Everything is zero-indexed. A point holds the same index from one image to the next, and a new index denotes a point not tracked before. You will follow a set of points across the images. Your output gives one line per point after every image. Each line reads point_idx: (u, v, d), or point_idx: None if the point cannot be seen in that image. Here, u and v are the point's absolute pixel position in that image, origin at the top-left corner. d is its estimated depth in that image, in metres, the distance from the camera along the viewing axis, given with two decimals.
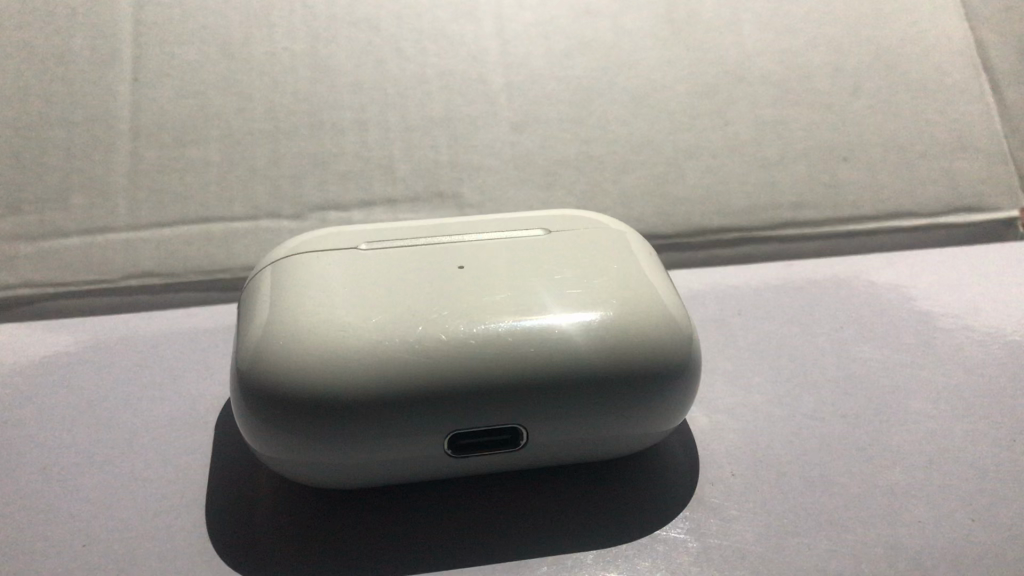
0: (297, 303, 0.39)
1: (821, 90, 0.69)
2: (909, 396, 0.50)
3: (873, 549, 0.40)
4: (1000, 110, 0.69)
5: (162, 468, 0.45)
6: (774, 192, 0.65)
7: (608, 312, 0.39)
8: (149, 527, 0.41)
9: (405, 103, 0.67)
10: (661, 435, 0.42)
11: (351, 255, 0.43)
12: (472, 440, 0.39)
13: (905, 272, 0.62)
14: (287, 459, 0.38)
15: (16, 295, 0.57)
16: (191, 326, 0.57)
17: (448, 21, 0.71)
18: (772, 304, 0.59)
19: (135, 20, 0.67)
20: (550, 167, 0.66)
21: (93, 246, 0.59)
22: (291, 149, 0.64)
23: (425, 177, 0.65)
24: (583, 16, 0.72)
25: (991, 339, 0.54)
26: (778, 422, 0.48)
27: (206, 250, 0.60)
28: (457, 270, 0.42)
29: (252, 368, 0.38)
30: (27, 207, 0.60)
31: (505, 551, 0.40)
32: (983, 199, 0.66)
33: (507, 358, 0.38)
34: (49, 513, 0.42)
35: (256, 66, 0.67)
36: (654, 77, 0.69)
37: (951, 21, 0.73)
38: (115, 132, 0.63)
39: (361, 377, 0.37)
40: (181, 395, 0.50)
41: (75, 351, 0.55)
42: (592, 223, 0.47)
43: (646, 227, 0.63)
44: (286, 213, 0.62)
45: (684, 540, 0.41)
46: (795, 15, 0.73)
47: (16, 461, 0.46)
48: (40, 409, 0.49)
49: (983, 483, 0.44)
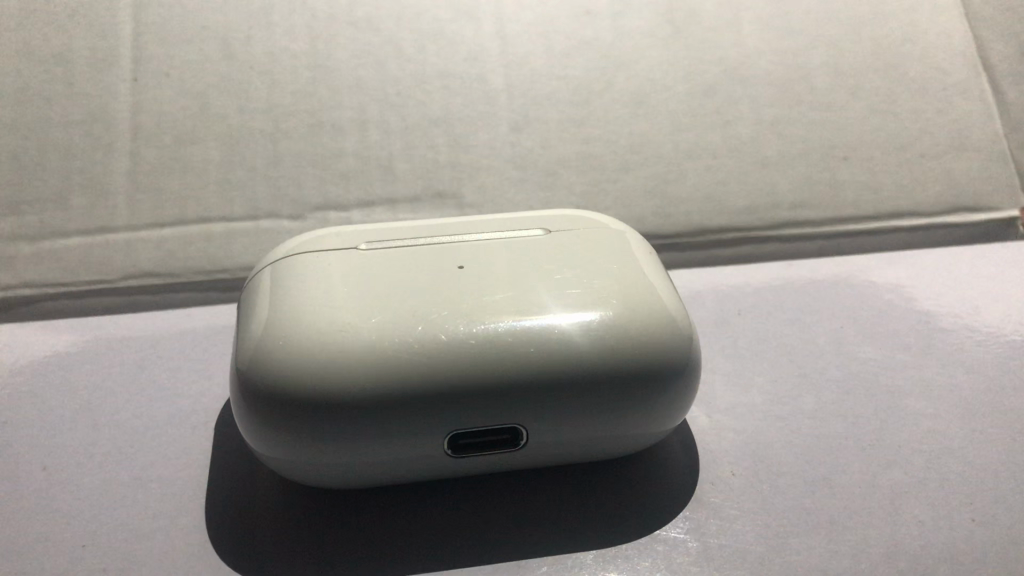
0: (296, 303, 0.39)
1: (821, 90, 0.69)
2: (909, 396, 0.50)
3: (874, 550, 0.40)
4: (999, 110, 0.69)
5: (163, 468, 0.45)
6: (774, 192, 0.65)
7: (608, 312, 0.39)
8: (149, 527, 0.41)
9: (405, 103, 0.67)
10: (661, 435, 0.42)
11: (351, 255, 0.43)
12: (472, 440, 0.39)
13: (905, 272, 0.62)
14: (287, 459, 0.38)
15: (15, 295, 0.57)
16: (191, 326, 0.57)
17: (448, 21, 0.71)
18: (772, 304, 0.59)
19: (134, 20, 0.67)
20: (550, 167, 0.66)
21: (92, 246, 0.59)
22: (291, 149, 0.64)
23: (425, 177, 0.65)
24: (583, 16, 0.72)
25: (992, 339, 0.55)
26: (779, 422, 0.48)
27: (206, 250, 0.60)
28: (456, 270, 0.42)
29: (251, 368, 0.38)
30: (27, 206, 0.60)
31: (505, 551, 0.40)
32: (982, 199, 0.66)
33: (507, 358, 0.38)
34: (49, 513, 0.42)
35: (255, 66, 0.67)
36: (654, 77, 0.69)
37: (951, 21, 0.73)
38: (114, 132, 0.63)
39: (361, 377, 0.37)
40: (181, 394, 0.50)
41: (75, 351, 0.54)
42: (592, 223, 0.47)
43: (645, 227, 0.63)
44: (285, 213, 0.62)
45: (684, 539, 0.41)
46: (795, 15, 0.73)
47: (16, 461, 0.46)
48: (40, 409, 0.49)
49: (984, 483, 0.44)
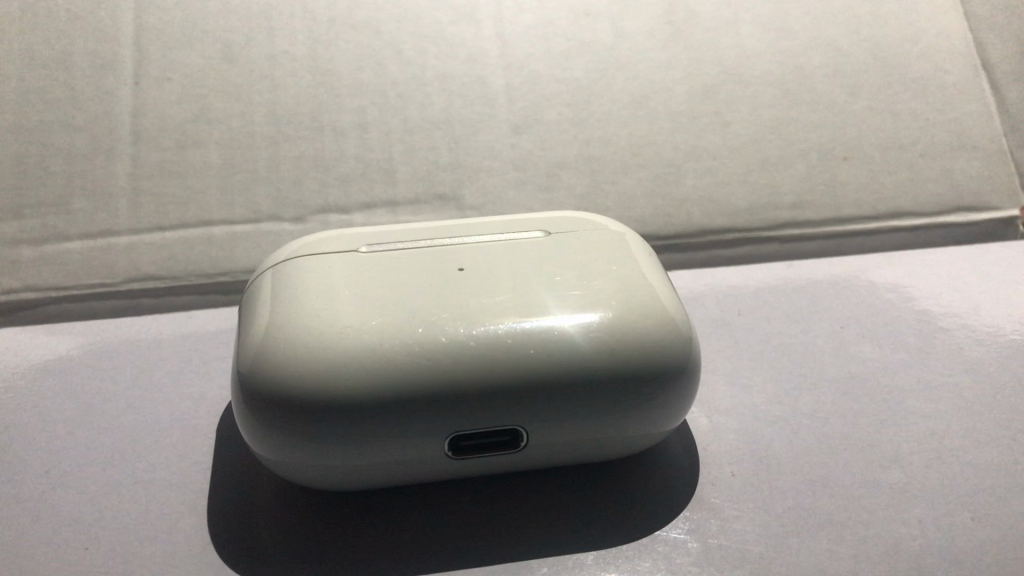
0: (297, 306, 0.39)
1: (820, 90, 0.69)
2: (908, 396, 0.50)
3: (873, 549, 0.40)
4: (1000, 110, 0.70)
5: (163, 470, 0.45)
6: (774, 192, 0.65)
7: (606, 313, 0.39)
8: (150, 528, 0.42)
9: (406, 105, 0.67)
10: (661, 435, 0.42)
11: (351, 257, 0.43)
12: (472, 441, 0.39)
13: (906, 272, 0.62)
14: (289, 462, 0.39)
15: (19, 298, 0.58)
16: (192, 328, 0.57)
17: (448, 23, 0.71)
18: (773, 305, 0.59)
19: (135, 24, 0.67)
20: (550, 168, 0.66)
21: (94, 249, 0.60)
22: (292, 152, 0.64)
23: (425, 178, 0.65)
24: (583, 17, 0.72)
25: (992, 339, 0.55)
26: (779, 422, 0.49)
27: (207, 253, 0.60)
28: (457, 271, 0.42)
29: (252, 370, 0.38)
30: (28, 210, 0.60)
31: (506, 551, 0.41)
32: (982, 199, 0.66)
33: (507, 359, 0.38)
34: (50, 515, 0.43)
35: (257, 69, 0.67)
36: (655, 78, 0.70)
37: (950, 21, 0.73)
38: (115, 135, 0.63)
39: (361, 378, 0.37)
40: (184, 396, 0.51)
41: (77, 354, 0.55)
42: (591, 224, 0.47)
43: (645, 228, 0.63)
44: (286, 216, 0.62)
45: (685, 540, 0.41)
46: (794, 15, 0.73)
47: (17, 464, 0.46)
48: (41, 413, 0.50)
49: (985, 483, 0.44)
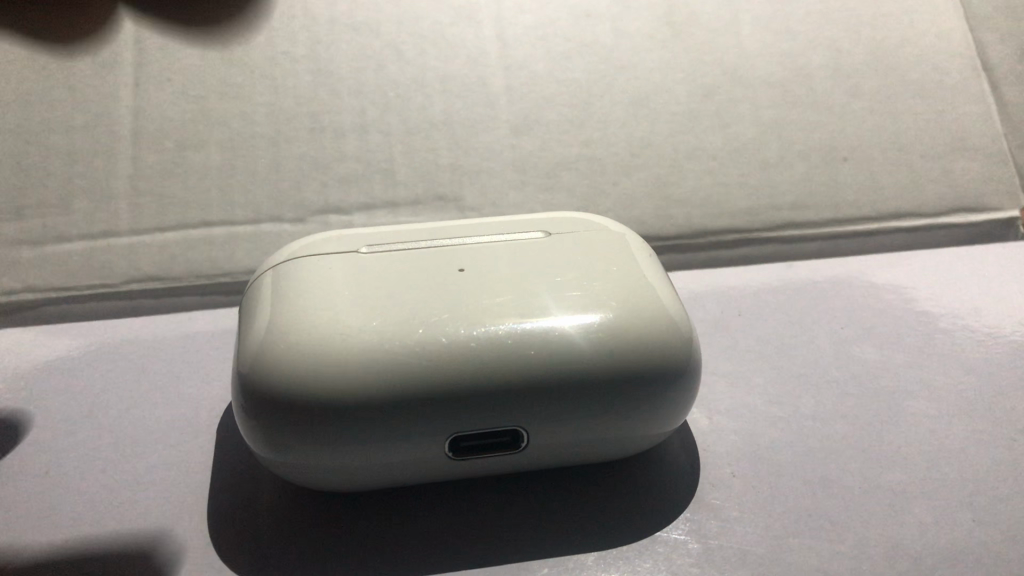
0: (297, 307, 0.39)
1: (820, 91, 0.69)
2: (907, 396, 0.50)
3: (875, 550, 0.40)
4: (999, 110, 0.70)
5: (164, 471, 0.45)
6: (774, 192, 0.65)
7: (607, 315, 0.39)
8: (150, 530, 0.42)
9: (406, 105, 0.67)
10: (662, 436, 0.42)
11: (352, 257, 0.43)
12: (472, 442, 0.39)
13: (906, 273, 0.62)
14: (289, 462, 0.39)
15: (18, 299, 0.58)
16: (192, 329, 0.57)
17: (448, 24, 0.71)
18: (773, 305, 0.59)
19: (136, 26, 0.68)
20: (550, 169, 0.66)
21: (95, 250, 0.59)
22: (292, 152, 0.64)
23: (425, 178, 0.65)
24: (583, 18, 0.73)
25: (992, 339, 0.55)
26: (779, 423, 0.49)
27: (207, 254, 0.60)
28: (457, 272, 0.42)
29: (252, 371, 0.38)
30: (29, 211, 0.60)
31: (507, 552, 0.40)
32: (982, 199, 0.66)
33: (507, 360, 0.38)
34: (49, 516, 0.43)
35: (258, 70, 0.67)
36: (655, 78, 0.70)
37: (949, 22, 0.73)
38: (114, 135, 0.63)
39: (361, 380, 0.37)
40: (184, 398, 0.51)
41: (78, 355, 0.55)
42: (591, 224, 0.47)
43: (645, 228, 0.63)
44: (286, 216, 0.62)
45: (685, 540, 0.41)
46: (793, 16, 0.73)
47: (17, 466, 0.46)
48: (41, 414, 0.50)
49: (985, 483, 0.44)
